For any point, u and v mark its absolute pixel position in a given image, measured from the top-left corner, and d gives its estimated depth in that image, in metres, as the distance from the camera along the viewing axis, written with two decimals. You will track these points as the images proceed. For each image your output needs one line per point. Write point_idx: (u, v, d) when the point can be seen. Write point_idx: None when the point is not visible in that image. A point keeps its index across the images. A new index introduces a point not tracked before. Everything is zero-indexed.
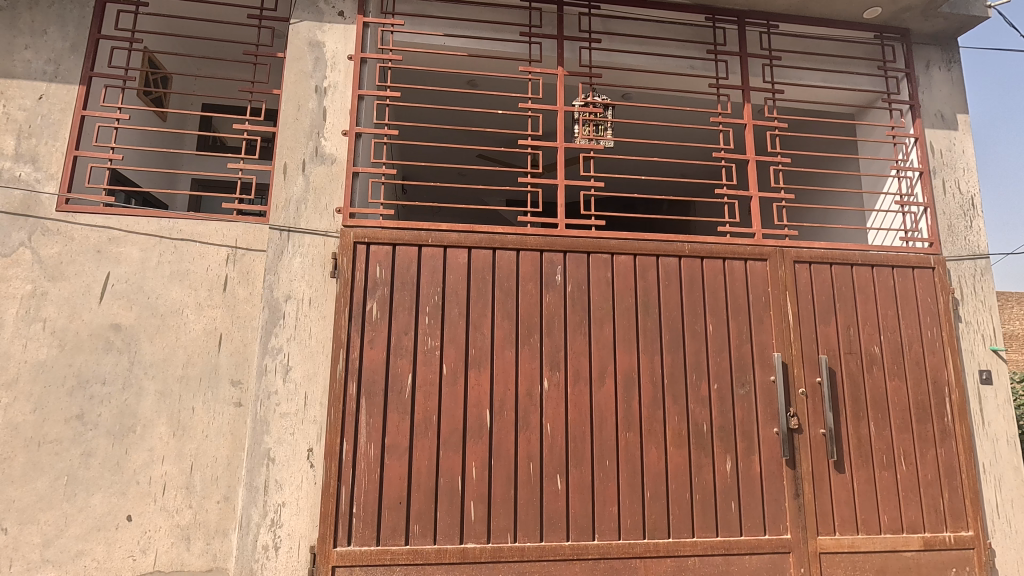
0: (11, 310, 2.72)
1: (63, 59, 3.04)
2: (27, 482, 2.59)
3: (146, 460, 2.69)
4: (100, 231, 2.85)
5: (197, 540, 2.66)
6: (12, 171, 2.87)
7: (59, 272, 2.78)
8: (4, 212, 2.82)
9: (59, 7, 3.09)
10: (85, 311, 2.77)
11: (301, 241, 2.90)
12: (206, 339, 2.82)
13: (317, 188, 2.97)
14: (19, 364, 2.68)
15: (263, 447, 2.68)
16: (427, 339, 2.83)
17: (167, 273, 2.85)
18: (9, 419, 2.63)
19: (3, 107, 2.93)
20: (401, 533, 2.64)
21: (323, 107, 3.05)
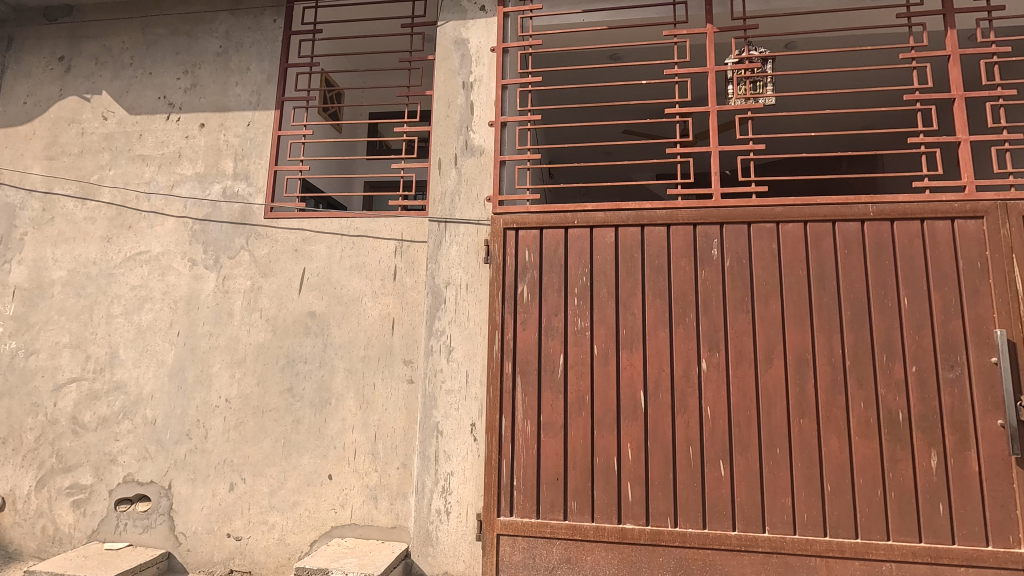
0: (238, 301, 3.34)
1: (262, 89, 3.59)
2: (255, 442, 3.18)
3: (340, 428, 3.12)
4: (296, 233, 3.34)
5: (383, 499, 3.03)
6: (232, 187, 3.49)
7: (270, 270, 3.33)
8: (229, 221, 3.45)
9: (257, 46, 3.66)
10: (289, 301, 3.28)
11: (456, 230, 3.10)
12: (382, 324, 3.17)
13: (469, 180, 3.14)
14: (246, 346, 3.28)
15: (433, 420, 2.94)
16: (578, 319, 2.85)
17: (348, 266, 3.25)
18: (242, 391, 3.24)
19: (223, 135, 3.57)
20: (559, 508, 2.72)
21: (470, 102, 3.20)
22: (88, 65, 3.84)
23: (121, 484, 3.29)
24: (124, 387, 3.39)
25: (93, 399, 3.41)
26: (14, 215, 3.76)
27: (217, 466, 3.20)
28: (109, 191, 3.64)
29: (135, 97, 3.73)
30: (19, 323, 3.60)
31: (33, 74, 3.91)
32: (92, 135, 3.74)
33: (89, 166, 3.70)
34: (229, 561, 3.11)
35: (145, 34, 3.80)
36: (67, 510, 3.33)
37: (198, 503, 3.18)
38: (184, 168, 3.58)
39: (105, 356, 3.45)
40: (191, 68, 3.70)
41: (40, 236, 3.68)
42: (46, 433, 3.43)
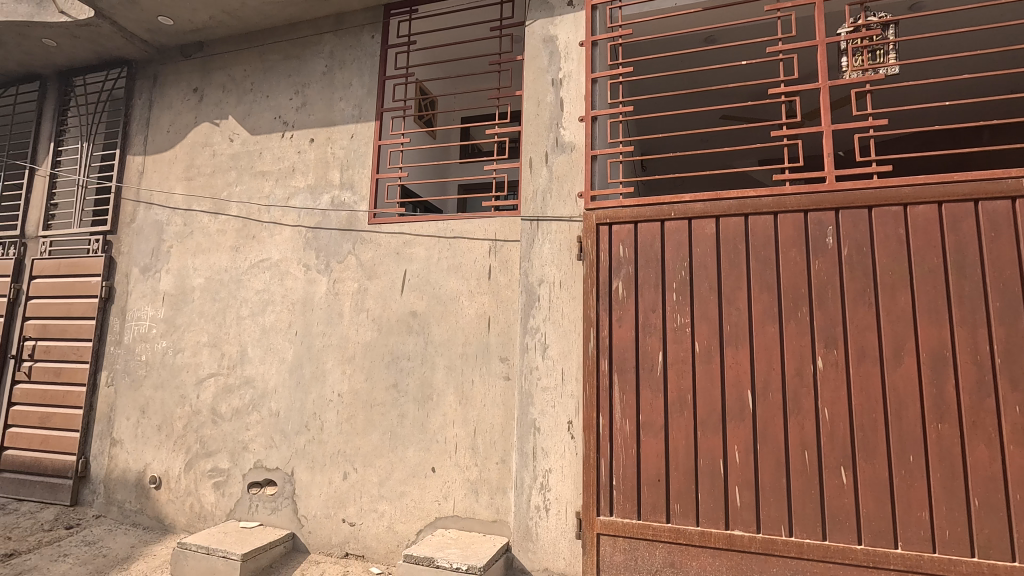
0: (347, 302, 3.58)
1: (363, 102, 3.82)
2: (365, 434, 3.38)
3: (442, 422, 3.24)
4: (397, 237, 3.52)
5: (484, 493, 3.10)
6: (340, 197, 3.74)
7: (374, 272, 3.54)
8: (338, 228, 3.70)
9: (358, 62, 3.89)
10: (392, 301, 3.46)
11: (548, 228, 3.11)
12: (478, 323, 3.25)
13: (560, 177, 3.13)
14: (355, 344, 3.51)
15: (530, 417, 2.97)
16: (677, 315, 2.74)
17: (445, 266, 3.37)
18: (352, 386, 3.47)
19: (330, 148, 3.84)
20: (662, 510, 2.63)
21: (560, 99, 3.19)
22: (217, 93, 4.30)
23: (252, 469, 3.65)
24: (252, 382, 3.76)
25: (227, 392, 3.81)
26: (162, 230, 4.29)
27: (333, 456, 3.45)
28: (236, 205, 4.05)
29: (255, 119, 4.11)
30: (168, 325, 4.11)
31: (173, 106, 4.44)
32: (221, 156, 4.17)
33: (220, 184, 4.14)
34: (345, 545, 3.33)
35: (262, 60, 4.18)
36: (209, 491, 3.75)
37: (317, 489, 3.45)
38: (298, 180, 3.89)
39: (236, 354, 3.84)
40: (301, 88, 4.01)
41: (183, 248, 4.18)
42: (192, 422, 3.88)
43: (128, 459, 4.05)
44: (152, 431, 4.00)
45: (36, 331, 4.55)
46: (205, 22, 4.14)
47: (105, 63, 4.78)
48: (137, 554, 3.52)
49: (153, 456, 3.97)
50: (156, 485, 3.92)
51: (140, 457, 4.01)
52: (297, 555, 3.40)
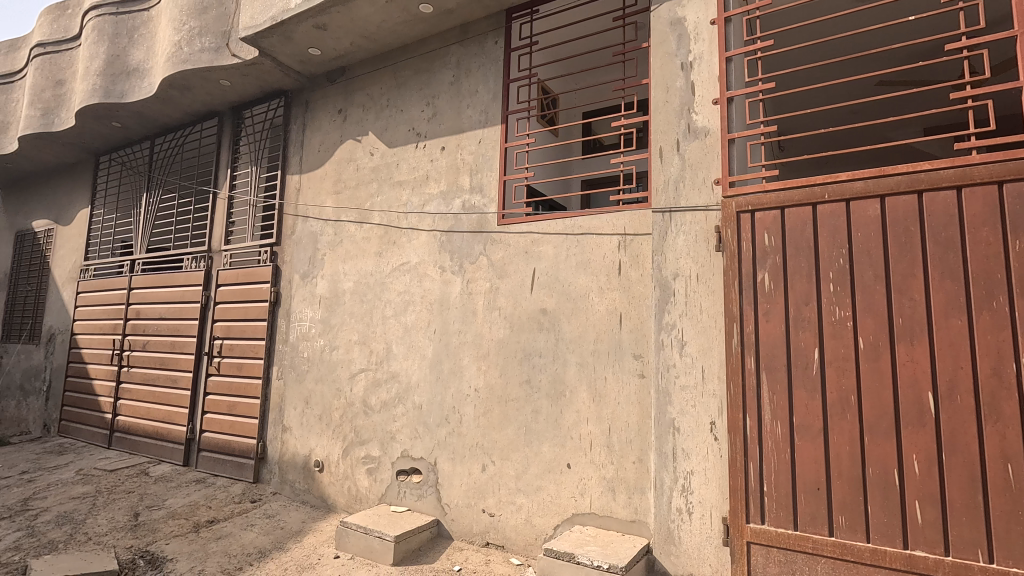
0: (481, 301, 3.72)
1: (490, 107, 3.94)
2: (501, 428, 3.50)
3: (575, 419, 3.24)
4: (526, 236, 3.59)
5: (621, 492, 3.05)
6: (470, 200, 3.90)
7: (505, 272, 3.64)
8: (469, 230, 3.86)
9: (483, 69, 4.02)
10: (523, 299, 3.53)
11: (682, 219, 2.97)
12: (609, 319, 3.21)
13: (693, 164, 2.98)
14: (489, 341, 3.64)
15: (668, 417, 2.87)
16: (835, 308, 2.48)
17: (575, 263, 3.37)
18: (488, 382, 3.60)
19: (460, 154, 4.01)
20: (823, 522, 2.39)
21: (690, 83, 3.04)
22: (358, 112, 4.69)
23: (400, 458, 3.94)
24: (397, 376, 4.05)
25: (376, 386, 4.15)
26: (317, 240, 4.79)
27: (471, 449, 3.60)
28: (378, 214, 4.39)
29: (392, 133, 4.43)
30: (325, 325, 4.57)
31: (322, 127, 4.93)
32: (364, 170, 4.55)
33: (363, 195, 4.51)
34: (485, 534, 3.47)
35: (396, 78, 4.48)
36: (363, 476, 4.11)
37: (458, 479, 3.63)
38: (431, 187, 4.12)
39: (383, 351, 4.16)
40: (432, 99, 4.24)
41: (335, 255, 4.62)
42: (347, 413, 4.29)
43: (296, 444, 4.58)
44: (315, 419, 4.48)
45: (223, 331, 5.31)
46: (346, 48, 4.53)
47: (267, 96, 5.44)
48: (307, 528, 3.97)
49: (317, 443, 4.45)
50: (320, 468, 4.38)
51: (306, 443, 4.51)
52: (442, 540, 3.60)
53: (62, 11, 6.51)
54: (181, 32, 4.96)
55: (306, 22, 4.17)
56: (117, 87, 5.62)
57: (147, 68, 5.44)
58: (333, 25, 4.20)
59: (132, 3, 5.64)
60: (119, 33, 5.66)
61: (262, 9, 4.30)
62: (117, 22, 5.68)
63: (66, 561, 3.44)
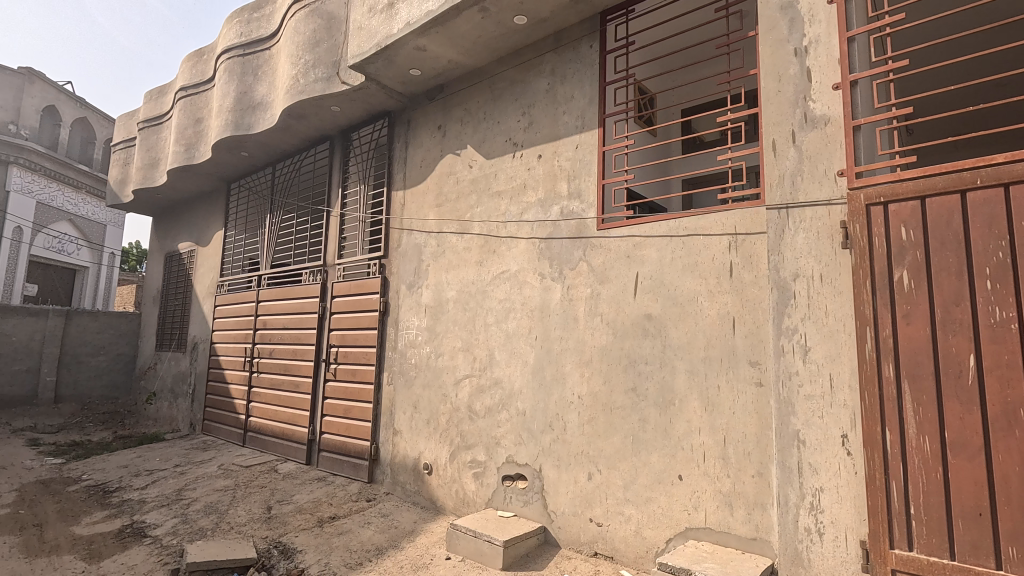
0: (582, 307, 3.69)
1: (586, 112, 3.91)
2: (607, 436, 3.43)
3: (686, 429, 3.11)
4: (628, 239, 3.52)
5: (739, 507, 2.88)
6: (569, 207, 3.89)
7: (606, 277, 3.59)
8: (568, 237, 3.85)
9: (578, 74, 4.01)
10: (626, 304, 3.46)
11: (801, 216, 2.76)
12: (721, 323, 3.05)
13: (812, 156, 2.76)
14: (591, 347, 3.59)
15: (791, 428, 2.66)
16: (994, 309, 2.18)
17: (680, 266, 3.24)
18: (592, 389, 3.56)
19: (558, 161, 4.02)
20: (987, 553, 2.10)
21: (805, 69, 2.83)
22: (457, 127, 4.86)
23: (505, 463, 3.99)
24: (501, 383, 4.12)
25: (480, 392, 4.25)
26: (421, 252, 5.00)
27: (577, 456, 3.57)
28: (478, 224, 4.50)
29: (489, 145, 4.53)
30: (430, 333, 4.76)
31: (423, 144, 5.16)
32: (463, 182, 4.69)
33: (464, 206, 4.65)
34: (593, 544, 3.41)
35: (492, 90, 4.59)
36: (470, 480, 4.21)
37: (564, 487, 3.61)
38: (529, 196, 4.16)
39: (485, 358, 4.26)
40: (527, 109, 4.29)
41: (438, 265, 4.80)
42: (453, 418, 4.43)
43: (406, 447, 4.79)
44: (423, 423, 4.66)
45: (338, 339, 5.69)
46: (445, 66, 4.71)
47: (372, 118, 5.79)
48: (418, 528, 4.13)
49: (425, 446, 4.63)
50: (429, 471, 4.56)
51: (415, 446, 4.71)
52: (550, 548, 3.59)
53: (200, 57, 7.37)
54: (297, 66, 5.43)
55: (408, 45, 4.40)
56: (245, 120, 6.25)
57: (269, 101, 6.00)
58: (432, 46, 4.39)
59: (256, 43, 6.26)
60: (246, 72, 6.30)
61: (368, 38, 4.59)
62: (244, 62, 6.33)
63: (213, 547, 3.84)
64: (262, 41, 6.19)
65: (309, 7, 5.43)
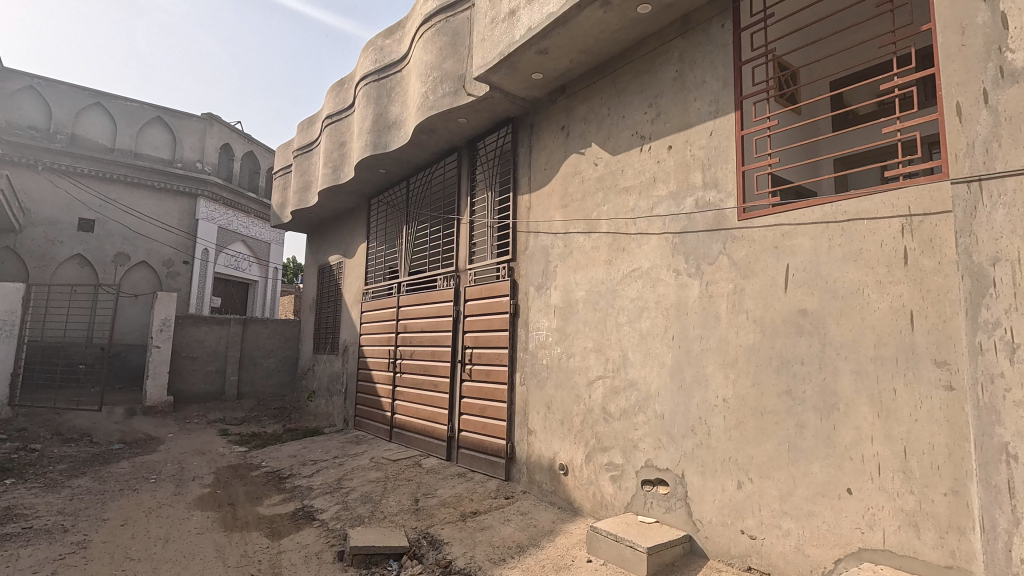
0: (724, 304, 3.45)
1: (720, 96, 3.68)
2: (758, 443, 3.18)
3: (855, 437, 2.77)
4: (774, 229, 3.24)
5: (928, 529, 2.50)
6: (704, 197, 3.67)
7: (751, 270, 3.33)
8: (705, 229, 3.64)
9: (710, 56, 3.78)
10: (776, 300, 3.18)
11: (1000, 188, 2.33)
12: (895, 318, 2.68)
13: (1012, 117, 2.32)
14: (736, 347, 3.36)
15: (997, 440, 2.24)
16: None
17: (841, 254, 2.91)
18: (738, 391, 3.32)
19: (690, 151, 3.82)
20: None
21: (998, 15, 2.39)
22: (580, 126, 4.83)
23: (644, 467, 3.86)
24: (636, 384, 4.00)
25: (615, 393, 4.16)
26: (549, 254, 5.03)
27: (723, 463, 3.35)
28: (606, 223, 4.43)
29: (615, 140, 4.44)
30: (560, 334, 4.77)
31: (547, 146, 5.20)
32: (589, 181, 4.65)
33: (590, 206, 4.60)
34: (746, 557, 3.17)
35: (615, 85, 4.49)
36: (608, 483, 4.14)
37: (710, 495, 3.40)
38: (660, 189, 4.00)
39: (619, 359, 4.16)
40: (654, 99, 4.13)
41: (566, 266, 4.80)
42: (587, 419, 4.39)
43: (541, 447, 4.85)
44: (557, 424, 4.68)
45: (472, 341, 5.93)
46: (566, 66, 4.71)
47: (496, 126, 5.96)
48: (557, 529, 4.15)
49: (560, 447, 4.64)
50: (564, 471, 4.56)
51: (550, 447, 4.74)
52: (697, 558, 3.40)
53: (342, 87, 8.12)
54: (427, 83, 5.75)
55: (530, 50, 4.46)
56: (382, 139, 6.76)
57: (403, 120, 6.43)
58: (554, 47, 4.40)
59: (389, 67, 6.74)
60: (382, 95, 6.82)
61: (491, 48, 4.73)
62: (379, 86, 6.86)
63: (371, 533, 4.18)
64: (394, 64, 6.67)
65: (436, 27, 5.73)
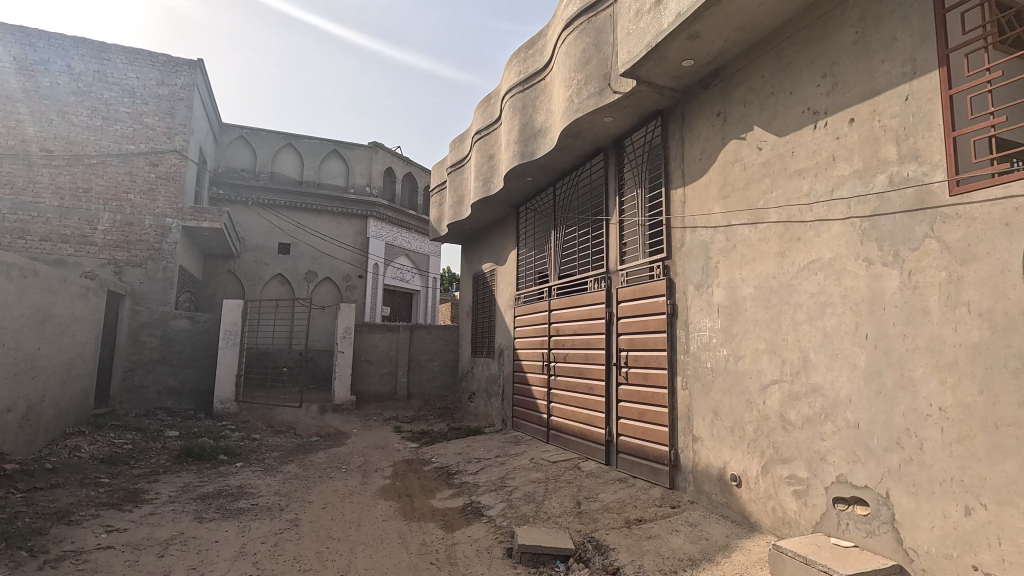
0: (934, 296, 2.93)
1: (917, 53, 3.15)
2: (992, 462, 2.63)
3: None
4: (1002, 203, 2.68)
5: None
6: (901, 173, 3.17)
7: (971, 255, 2.78)
8: (905, 210, 3.13)
9: (900, 9, 3.26)
10: (1010, 289, 2.62)
11: None
12: None
13: None
14: (954, 347, 2.83)
15: None
16: None
17: None
18: (959, 399, 2.79)
19: (879, 122, 3.32)
20: None
21: None
22: (739, 109, 4.47)
23: (835, 483, 3.42)
24: (821, 390, 3.56)
25: (795, 399, 3.75)
26: (709, 249, 4.73)
27: (943, 484, 2.83)
28: (775, 211, 4.03)
29: (782, 120, 4.03)
30: (726, 335, 4.44)
31: (702, 135, 4.90)
32: (753, 167, 4.28)
33: (756, 194, 4.23)
34: None
35: (779, 60, 4.08)
36: (790, 498, 3.74)
37: (926, 521, 2.90)
38: (842, 169, 3.54)
39: (798, 361, 3.75)
40: (829, 69, 3.67)
41: (729, 261, 4.46)
42: (762, 427, 4.02)
43: (709, 456, 4.54)
44: (726, 432, 4.36)
45: (627, 343, 5.79)
46: (720, 48, 4.40)
47: (644, 120, 5.77)
48: (733, 544, 3.84)
49: (731, 456, 4.31)
50: (737, 483, 4.22)
51: (720, 455, 4.42)
52: None
53: (488, 102, 8.50)
54: (571, 87, 5.77)
55: (680, 37, 4.25)
56: (529, 147, 6.94)
57: (549, 126, 6.53)
58: (706, 29, 4.14)
59: (534, 76, 6.90)
60: (527, 104, 7.00)
61: (637, 41, 4.60)
62: (524, 96, 7.05)
63: (538, 533, 4.26)
64: (538, 73, 6.81)
65: (578, 30, 5.73)
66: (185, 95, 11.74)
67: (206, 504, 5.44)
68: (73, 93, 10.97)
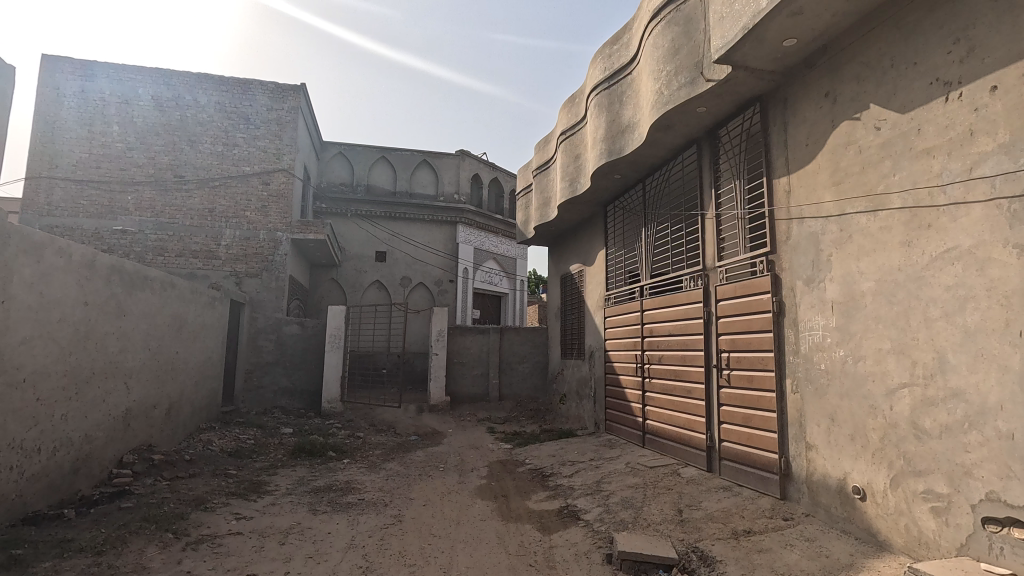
0: None
1: None
2: None
3: None
4: None
5: None
6: None
7: None
8: None
9: None
10: None
11: None
12: None
13: None
14: None
15: None
16: None
17: None
18: None
19: None
20: None
21: None
22: (852, 87, 4.09)
23: (985, 501, 3.01)
24: (963, 395, 3.16)
25: (929, 406, 3.36)
26: (819, 241, 4.36)
27: None
28: (898, 197, 3.64)
29: (904, 95, 3.64)
30: (843, 334, 4.07)
31: (808, 118, 4.53)
32: (870, 149, 3.89)
33: (874, 178, 3.84)
34: None
35: (899, 29, 3.69)
36: (927, 515, 3.35)
37: None
38: (983, 144, 3.12)
39: (932, 362, 3.35)
40: (963, 33, 3.26)
41: (844, 253, 4.09)
42: (890, 435, 3.63)
43: (826, 465, 4.18)
44: (846, 439, 3.99)
45: (728, 344, 5.48)
46: (828, 22, 4.05)
47: (741, 108, 5.45)
48: (858, 563, 3.50)
49: (852, 466, 3.94)
50: (862, 496, 3.85)
51: (839, 465, 4.05)
52: None
53: (573, 102, 8.44)
54: (661, 79, 5.57)
55: (780, 15, 3.96)
56: (617, 144, 6.79)
57: (637, 121, 6.36)
58: (810, 4, 3.84)
59: (620, 72, 6.75)
60: (613, 101, 6.87)
61: (731, 25, 4.35)
62: (610, 93, 6.92)
63: (638, 540, 4.14)
64: (624, 68, 6.65)
65: (666, 19, 5.53)
66: (291, 117, 12.73)
67: (319, 497, 5.84)
68: (199, 124, 12.27)
